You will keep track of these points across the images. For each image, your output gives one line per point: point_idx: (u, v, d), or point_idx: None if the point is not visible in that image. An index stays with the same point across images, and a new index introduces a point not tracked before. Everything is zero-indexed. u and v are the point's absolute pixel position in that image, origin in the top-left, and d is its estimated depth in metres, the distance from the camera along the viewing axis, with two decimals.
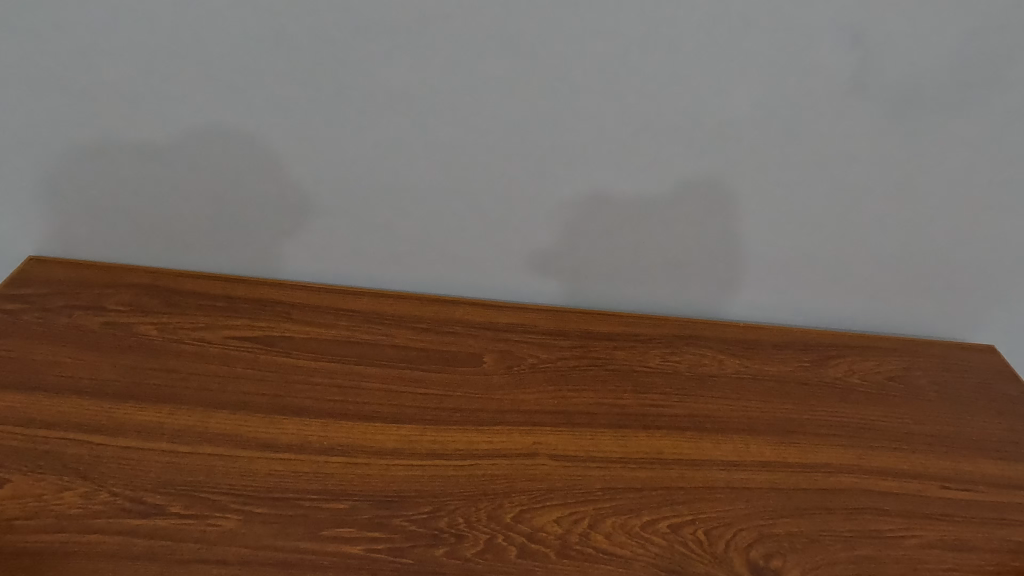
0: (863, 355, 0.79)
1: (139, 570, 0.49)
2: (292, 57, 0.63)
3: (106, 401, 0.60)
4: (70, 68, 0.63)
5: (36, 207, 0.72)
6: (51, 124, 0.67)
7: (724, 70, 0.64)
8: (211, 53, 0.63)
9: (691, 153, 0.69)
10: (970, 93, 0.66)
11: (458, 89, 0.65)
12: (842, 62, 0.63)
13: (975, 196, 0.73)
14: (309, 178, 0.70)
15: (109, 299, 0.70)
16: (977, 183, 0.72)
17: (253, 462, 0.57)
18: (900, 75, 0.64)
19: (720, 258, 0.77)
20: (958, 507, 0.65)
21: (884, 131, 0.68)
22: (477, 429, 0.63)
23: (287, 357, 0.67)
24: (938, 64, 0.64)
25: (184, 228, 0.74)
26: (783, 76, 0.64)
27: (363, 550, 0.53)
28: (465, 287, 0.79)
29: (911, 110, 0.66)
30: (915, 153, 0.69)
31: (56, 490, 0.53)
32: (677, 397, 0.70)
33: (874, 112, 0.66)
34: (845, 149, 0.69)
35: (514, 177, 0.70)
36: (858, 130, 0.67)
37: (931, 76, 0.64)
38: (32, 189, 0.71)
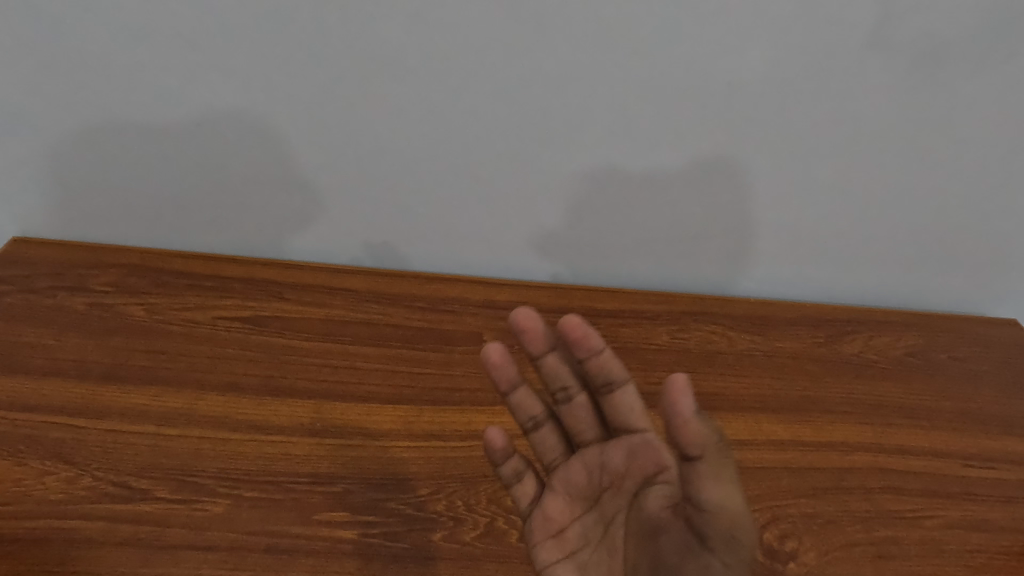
0: (880, 330, 0.76)
1: (125, 557, 0.48)
2: (265, 19, 0.57)
3: (91, 382, 0.58)
4: (23, 36, 0.58)
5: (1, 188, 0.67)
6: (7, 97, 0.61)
7: (738, 28, 0.58)
8: (177, 16, 0.57)
9: (705, 120, 0.64)
10: (1002, 47, 0.60)
11: (449, 52, 0.59)
12: (863, 16, 0.58)
13: (1005, 161, 0.68)
14: (298, 154, 0.65)
15: (95, 279, 0.68)
16: (1007, 147, 0.67)
17: (243, 444, 0.55)
18: (927, 29, 0.59)
19: (733, 232, 0.73)
20: (984, 486, 0.62)
21: (907, 91, 0.63)
22: (477, 409, 0.61)
23: (279, 336, 0.65)
24: (969, 17, 0.58)
25: (161, 207, 0.69)
26: (805, 32, 0.59)
27: (357, 534, 0.51)
28: (465, 267, 0.75)
29: (939, 67, 0.61)
30: (941, 115, 0.64)
31: (37, 475, 0.51)
32: (686, 374, 0.67)
33: (898, 70, 0.61)
34: (864, 112, 0.64)
35: (512, 147, 0.65)
36: (880, 89, 0.63)
37: (961, 29, 0.59)
38: None
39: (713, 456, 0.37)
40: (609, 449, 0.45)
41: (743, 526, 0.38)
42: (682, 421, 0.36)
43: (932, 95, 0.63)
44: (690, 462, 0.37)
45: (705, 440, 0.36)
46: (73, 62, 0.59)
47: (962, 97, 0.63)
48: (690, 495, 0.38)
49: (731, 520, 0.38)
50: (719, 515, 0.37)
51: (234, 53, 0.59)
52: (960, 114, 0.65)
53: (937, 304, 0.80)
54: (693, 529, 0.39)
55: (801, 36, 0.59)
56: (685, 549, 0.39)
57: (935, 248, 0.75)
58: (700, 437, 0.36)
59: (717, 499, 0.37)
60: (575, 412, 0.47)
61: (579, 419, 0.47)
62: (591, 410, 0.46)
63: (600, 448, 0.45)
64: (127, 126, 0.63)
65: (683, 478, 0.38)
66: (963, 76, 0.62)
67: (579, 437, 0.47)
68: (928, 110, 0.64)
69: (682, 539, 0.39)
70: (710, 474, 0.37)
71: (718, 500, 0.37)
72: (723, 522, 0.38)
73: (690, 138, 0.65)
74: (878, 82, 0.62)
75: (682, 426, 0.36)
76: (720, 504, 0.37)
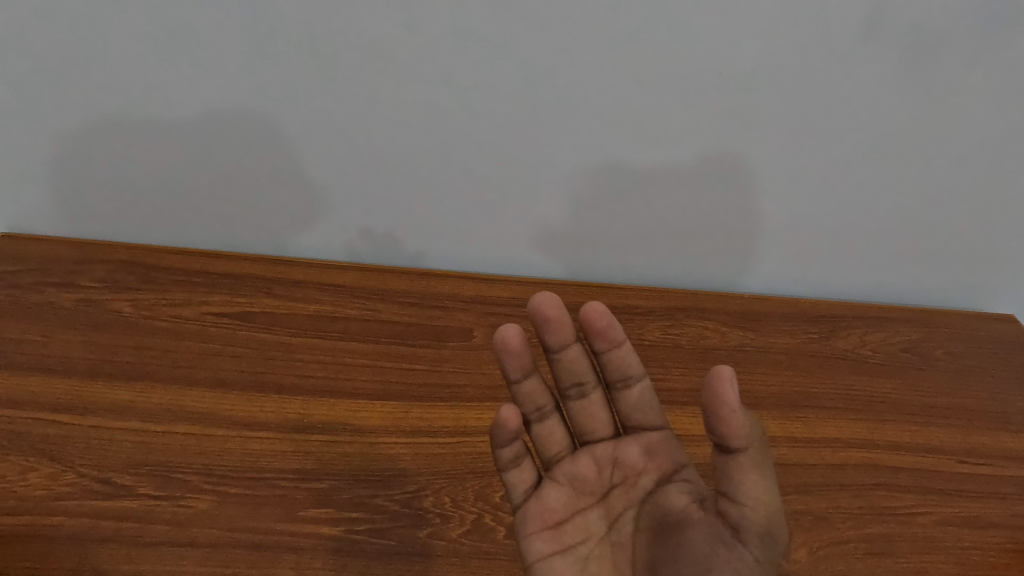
0: (875, 326, 0.75)
1: (107, 553, 0.48)
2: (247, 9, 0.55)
3: (77, 379, 0.58)
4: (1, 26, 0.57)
5: None
6: None
7: (739, 17, 0.55)
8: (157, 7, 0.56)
9: (696, 117, 0.62)
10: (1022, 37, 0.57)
11: (436, 44, 0.57)
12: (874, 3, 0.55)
13: (1010, 158, 0.65)
14: (285, 149, 0.64)
15: (83, 275, 0.67)
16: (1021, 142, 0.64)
17: (229, 440, 0.55)
18: (942, 18, 0.56)
19: (730, 228, 0.71)
20: (978, 483, 0.61)
21: (919, 84, 0.60)
22: (466, 405, 0.60)
23: (267, 332, 0.64)
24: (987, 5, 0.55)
25: (149, 201, 0.69)
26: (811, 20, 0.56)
27: (343, 531, 0.51)
28: (457, 261, 0.74)
29: (954, 59, 0.58)
30: (954, 110, 0.61)
31: (21, 471, 0.52)
32: (678, 370, 0.66)
33: (910, 61, 0.58)
34: (872, 106, 0.61)
35: (502, 142, 0.63)
36: (889, 82, 0.59)
37: (979, 18, 0.56)
38: None
39: (751, 448, 0.37)
40: (625, 445, 0.46)
41: (777, 524, 0.37)
42: (725, 408, 0.36)
43: (934, 89, 0.60)
44: (729, 452, 0.37)
45: (745, 429, 0.36)
46: (51, 58, 0.58)
47: (967, 92, 0.60)
48: (725, 487, 0.38)
49: (767, 516, 0.37)
50: (756, 510, 0.37)
51: (217, 45, 0.57)
52: (962, 109, 0.61)
53: (935, 300, 0.79)
54: (725, 521, 0.38)
55: (795, 27, 0.56)
56: (713, 543, 0.38)
57: (934, 246, 0.73)
58: (741, 426, 0.36)
59: (754, 491, 0.37)
60: (586, 407, 0.48)
61: (588, 415, 0.48)
62: (604, 407, 0.48)
63: (615, 444, 0.46)
64: (110, 121, 0.63)
65: (719, 468, 0.38)
66: (965, 69, 0.59)
67: (590, 435, 0.48)
68: (929, 106, 0.61)
69: (711, 530, 0.38)
70: (750, 465, 0.37)
71: (756, 493, 0.37)
72: (760, 517, 0.37)
73: (682, 134, 0.63)
74: (876, 77, 0.59)
75: (725, 412, 0.36)
76: (758, 497, 0.37)
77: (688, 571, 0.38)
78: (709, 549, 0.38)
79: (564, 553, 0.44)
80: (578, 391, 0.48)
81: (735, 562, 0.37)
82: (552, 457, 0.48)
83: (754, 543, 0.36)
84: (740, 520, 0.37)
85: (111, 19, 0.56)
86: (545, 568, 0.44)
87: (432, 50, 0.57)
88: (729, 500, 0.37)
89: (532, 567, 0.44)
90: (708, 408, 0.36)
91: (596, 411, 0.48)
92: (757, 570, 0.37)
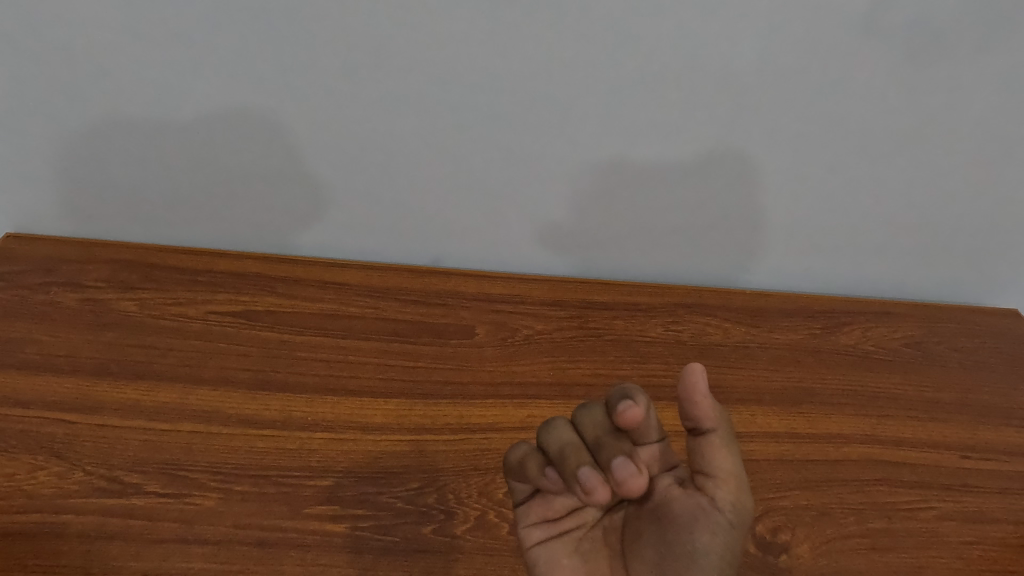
0: (878, 321, 0.75)
1: (115, 550, 0.49)
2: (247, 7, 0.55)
3: (84, 378, 0.59)
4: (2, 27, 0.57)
5: None
6: None
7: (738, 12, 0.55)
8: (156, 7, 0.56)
9: (694, 113, 0.61)
10: None
11: (436, 40, 0.57)
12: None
13: (1012, 151, 0.65)
14: (291, 148, 0.64)
15: (87, 275, 0.68)
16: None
17: (234, 438, 0.56)
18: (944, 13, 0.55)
19: (731, 224, 0.71)
20: (980, 478, 0.61)
21: (921, 77, 0.59)
22: (469, 403, 0.61)
23: (271, 331, 0.64)
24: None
25: (152, 200, 0.69)
26: (811, 15, 0.55)
27: (348, 528, 0.52)
28: (459, 259, 0.74)
29: (956, 52, 0.58)
30: (958, 103, 0.61)
31: (28, 470, 0.52)
32: (679, 367, 0.67)
33: (912, 55, 0.58)
34: (874, 100, 0.61)
35: (502, 139, 0.64)
36: (890, 76, 0.59)
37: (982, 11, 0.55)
38: None
39: (719, 428, 0.41)
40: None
41: (744, 491, 0.42)
42: (699, 396, 0.40)
43: (935, 83, 0.60)
44: (700, 432, 0.41)
45: (714, 412, 0.41)
46: (52, 60, 0.59)
47: (969, 84, 0.60)
48: (697, 463, 0.42)
49: (735, 486, 0.41)
50: (725, 481, 0.41)
51: (217, 44, 0.57)
52: (964, 102, 0.61)
53: (938, 295, 0.79)
54: (701, 492, 0.41)
55: (794, 21, 0.56)
56: (693, 509, 0.41)
57: (936, 241, 0.73)
58: (711, 410, 0.41)
59: (723, 464, 0.41)
60: None
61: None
62: None
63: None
64: (114, 122, 0.63)
65: (691, 448, 0.42)
66: (966, 61, 0.58)
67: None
68: (930, 99, 0.61)
69: (690, 500, 0.41)
70: (719, 442, 0.41)
71: (725, 467, 0.41)
72: (728, 487, 0.41)
73: (682, 131, 0.63)
74: (876, 70, 0.59)
75: (699, 399, 0.40)
76: (726, 470, 0.41)
77: (673, 536, 0.41)
78: (690, 514, 0.41)
79: (560, 536, 0.44)
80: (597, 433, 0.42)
81: (714, 526, 0.40)
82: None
83: (727, 509, 0.41)
84: (713, 490, 0.41)
85: (112, 20, 0.56)
86: (540, 550, 0.44)
87: (430, 46, 0.57)
88: (702, 475, 0.42)
89: (529, 549, 0.45)
90: (684, 396, 0.40)
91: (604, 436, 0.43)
92: (730, 532, 0.41)
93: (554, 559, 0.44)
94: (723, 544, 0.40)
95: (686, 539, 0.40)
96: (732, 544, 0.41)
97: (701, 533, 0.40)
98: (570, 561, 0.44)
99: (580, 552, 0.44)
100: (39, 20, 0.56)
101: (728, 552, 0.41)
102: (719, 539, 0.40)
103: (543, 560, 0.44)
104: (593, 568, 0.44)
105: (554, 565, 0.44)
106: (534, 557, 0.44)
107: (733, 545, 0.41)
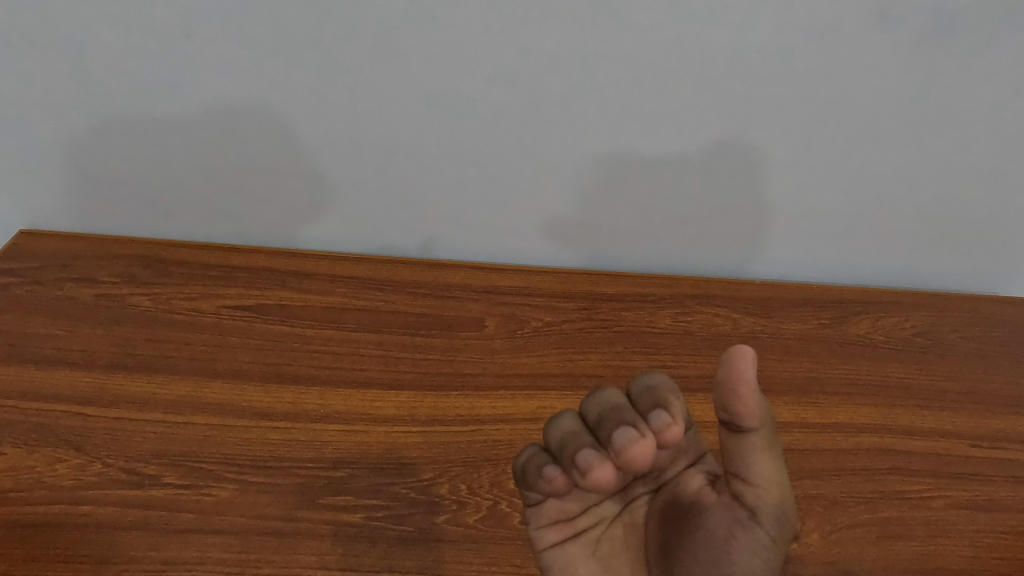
0: (889, 310, 0.75)
1: (135, 540, 0.50)
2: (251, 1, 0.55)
3: (100, 372, 0.60)
4: (10, 25, 0.57)
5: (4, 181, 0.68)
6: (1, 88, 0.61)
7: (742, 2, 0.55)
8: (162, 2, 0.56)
9: (700, 104, 0.61)
10: None
11: (440, 33, 0.57)
12: None
13: None
14: (301, 144, 0.65)
15: (100, 270, 0.69)
16: None
17: (249, 431, 0.57)
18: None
19: (739, 214, 0.71)
20: (992, 466, 0.61)
21: (932, 65, 0.59)
22: (480, 394, 0.61)
23: (282, 324, 0.65)
24: None
25: (162, 196, 0.70)
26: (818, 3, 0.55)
27: (362, 518, 0.52)
28: (467, 252, 0.75)
29: (967, 39, 0.57)
30: (969, 90, 0.60)
31: (47, 462, 0.53)
32: (689, 357, 0.67)
33: (922, 42, 0.57)
34: (883, 86, 0.60)
35: (508, 131, 0.63)
36: (899, 62, 0.58)
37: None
38: None
39: (763, 429, 0.40)
40: (652, 450, 0.44)
41: (786, 500, 0.41)
42: (745, 386, 0.38)
43: (950, 71, 0.59)
44: (741, 431, 0.40)
45: (758, 409, 0.39)
46: (60, 58, 0.59)
47: (981, 70, 0.59)
48: (738, 468, 0.41)
49: (776, 495, 0.41)
50: (766, 490, 0.40)
51: (223, 39, 0.57)
52: (974, 89, 0.60)
53: (947, 282, 0.79)
54: (740, 503, 0.41)
55: (804, 7, 0.55)
56: (731, 523, 0.41)
57: (947, 230, 0.72)
58: (755, 407, 0.39)
59: (765, 472, 0.40)
60: None
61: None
62: None
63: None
64: (125, 119, 0.63)
65: (731, 449, 0.41)
66: (977, 48, 0.57)
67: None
68: (943, 87, 0.60)
69: (727, 512, 0.41)
70: (760, 447, 0.40)
71: (767, 474, 0.40)
72: (771, 497, 0.40)
73: (688, 123, 0.63)
74: (889, 59, 0.58)
75: (743, 389, 0.38)
76: (767, 477, 0.40)
77: (709, 555, 0.40)
78: (727, 529, 0.40)
79: (576, 539, 0.44)
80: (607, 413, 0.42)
81: (752, 540, 0.40)
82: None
83: (769, 522, 0.40)
84: (755, 501, 0.40)
85: (120, 16, 0.57)
86: (556, 554, 0.45)
87: (435, 40, 0.57)
88: (742, 481, 0.41)
89: (543, 551, 0.45)
90: (728, 385, 0.39)
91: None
92: (770, 545, 0.41)
93: (570, 562, 0.44)
94: (761, 560, 0.40)
95: (723, 557, 0.40)
96: (771, 558, 0.41)
97: (740, 551, 0.40)
98: (587, 564, 0.44)
99: (598, 554, 0.45)
100: (50, 18, 0.57)
101: (765, 566, 0.41)
102: (758, 556, 0.40)
103: (558, 563, 0.44)
104: (612, 570, 0.44)
105: (570, 569, 0.44)
106: (549, 559, 0.45)
107: (771, 558, 0.41)
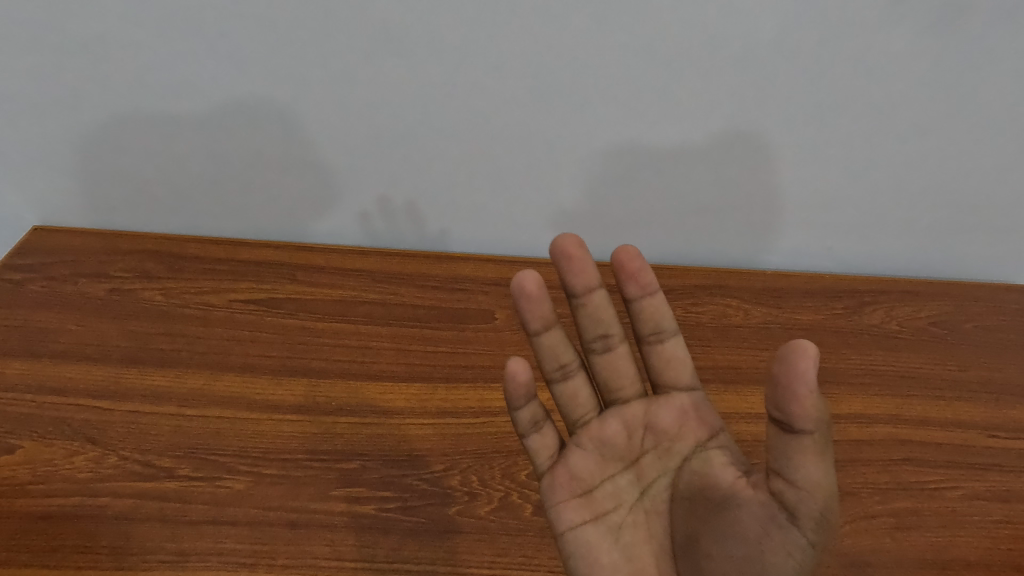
0: (902, 300, 0.74)
1: (150, 532, 0.50)
2: None
3: (115, 365, 0.61)
4: (16, 21, 0.57)
5: (16, 177, 0.69)
6: (9, 84, 0.61)
7: None
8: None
9: (709, 93, 0.60)
10: None
11: (447, 24, 0.56)
12: None
13: None
14: (309, 137, 0.65)
15: (114, 266, 0.69)
16: None
17: (261, 423, 0.57)
18: None
19: (752, 204, 0.70)
20: (1008, 457, 0.61)
21: (947, 49, 0.57)
22: (489, 386, 0.61)
23: (293, 318, 0.65)
24: None
25: (169, 190, 0.70)
26: None
27: (374, 509, 0.53)
28: (476, 244, 0.74)
29: (983, 23, 0.56)
30: (986, 75, 0.59)
31: (65, 455, 0.54)
32: (701, 349, 0.66)
33: (936, 27, 0.56)
34: (897, 72, 0.59)
35: (514, 121, 0.63)
36: (913, 47, 0.57)
37: None
38: (7, 158, 0.67)
39: (816, 432, 0.36)
40: (656, 409, 0.46)
41: (834, 509, 0.37)
42: (802, 387, 0.35)
43: (968, 51, 0.58)
44: (792, 430, 0.36)
45: (814, 411, 0.36)
46: (66, 53, 0.59)
47: (998, 57, 0.58)
48: (781, 468, 0.37)
49: (822, 503, 0.37)
50: (811, 494, 0.37)
51: (228, 31, 0.57)
52: (989, 75, 0.59)
53: (965, 271, 0.77)
54: (778, 503, 0.38)
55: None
56: (766, 523, 0.38)
57: (962, 219, 0.71)
58: (811, 408, 0.35)
59: (812, 476, 0.37)
60: (612, 361, 0.49)
61: (614, 369, 0.49)
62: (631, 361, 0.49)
63: (646, 408, 0.47)
64: (133, 113, 0.63)
65: (778, 447, 0.37)
66: (994, 32, 0.56)
67: (618, 394, 0.49)
68: (961, 72, 0.59)
69: (764, 511, 0.39)
70: (810, 448, 0.36)
71: (814, 478, 0.36)
72: (817, 504, 0.37)
73: (698, 113, 0.62)
74: (902, 47, 0.57)
75: (801, 391, 0.35)
76: (816, 481, 0.36)
77: (740, 550, 0.39)
78: (762, 528, 0.39)
79: (597, 521, 0.45)
80: (603, 344, 0.49)
81: (789, 542, 0.38)
82: (579, 422, 0.49)
83: (807, 526, 0.37)
84: (795, 504, 0.37)
85: (127, 13, 0.57)
86: (578, 540, 0.45)
87: (442, 31, 0.57)
88: (784, 481, 0.37)
89: (563, 536, 0.45)
90: (783, 381, 0.36)
91: (622, 365, 0.49)
92: (809, 551, 0.38)
93: (591, 550, 0.44)
94: (797, 564, 0.38)
95: (756, 556, 0.38)
96: (809, 564, 0.38)
97: (774, 551, 0.38)
98: (610, 553, 0.44)
99: (620, 543, 0.44)
100: (58, 14, 0.57)
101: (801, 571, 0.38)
102: (793, 558, 0.38)
103: (579, 551, 0.44)
104: (637, 561, 0.44)
105: (592, 558, 0.44)
106: (570, 546, 0.45)
107: (810, 564, 0.38)
